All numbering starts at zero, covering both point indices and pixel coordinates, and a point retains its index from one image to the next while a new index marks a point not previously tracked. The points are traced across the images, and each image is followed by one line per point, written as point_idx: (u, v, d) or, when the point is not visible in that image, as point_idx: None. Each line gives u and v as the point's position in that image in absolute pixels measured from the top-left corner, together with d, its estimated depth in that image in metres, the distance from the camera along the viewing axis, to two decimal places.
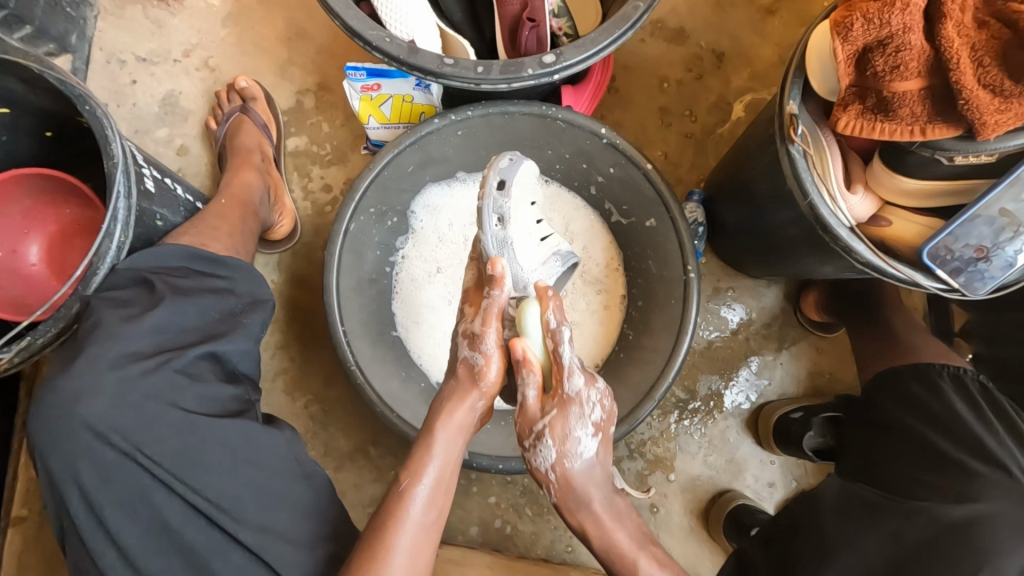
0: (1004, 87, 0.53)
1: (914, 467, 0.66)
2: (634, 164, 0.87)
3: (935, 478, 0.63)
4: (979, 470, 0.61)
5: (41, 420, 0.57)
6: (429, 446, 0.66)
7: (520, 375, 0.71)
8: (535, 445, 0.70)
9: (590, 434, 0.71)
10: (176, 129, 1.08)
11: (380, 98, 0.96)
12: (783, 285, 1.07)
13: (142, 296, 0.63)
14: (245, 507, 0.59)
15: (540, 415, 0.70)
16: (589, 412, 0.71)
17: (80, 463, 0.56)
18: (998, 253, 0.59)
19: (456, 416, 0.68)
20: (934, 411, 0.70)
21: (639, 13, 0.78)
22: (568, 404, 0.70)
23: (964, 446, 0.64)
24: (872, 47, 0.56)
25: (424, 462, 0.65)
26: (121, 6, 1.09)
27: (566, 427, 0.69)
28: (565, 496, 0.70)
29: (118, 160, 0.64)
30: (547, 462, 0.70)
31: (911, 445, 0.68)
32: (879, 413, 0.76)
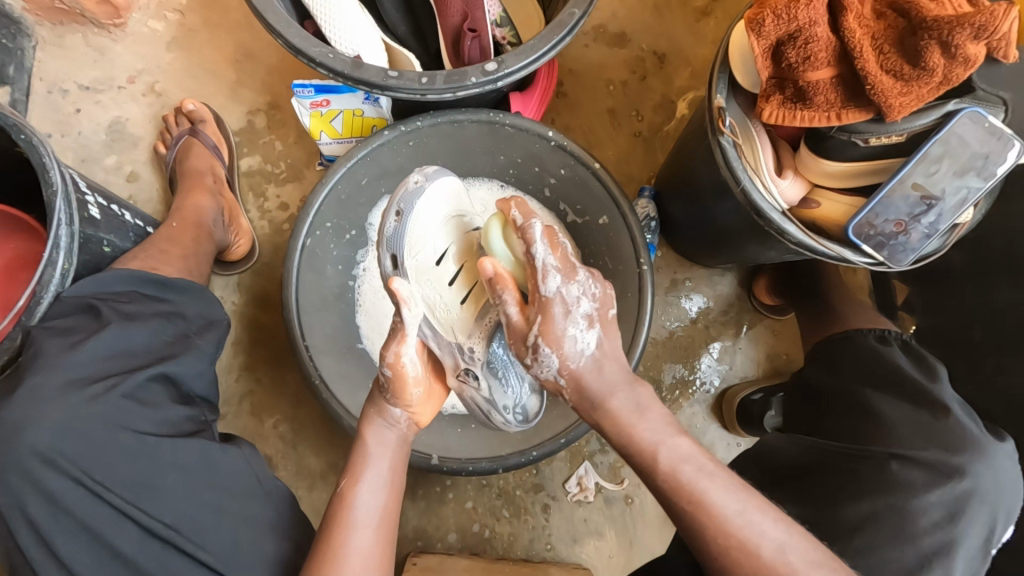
0: (905, 71, 0.57)
1: (847, 426, 0.70)
2: (582, 164, 0.91)
3: (865, 432, 0.67)
4: (897, 416, 0.66)
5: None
6: (363, 448, 0.65)
7: (496, 294, 0.63)
8: (536, 360, 0.61)
9: (586, 327, 0.60)
10: (125, 156, 1.07)
11: (330, 114, 0.97)
12: (736, 273, 1.11)
13: (88, 323, 0.62)
14: (203, 527, 0.58)
15: (527, 326, 0.61)
16: (577, 306, 0.60)
17: (30, 496, 0.55)
18: (915, 226, 0.64)
19: (381, 416, 0.68)
20: (863, 370, 0.74)
21: (575, 19, 0.81)
22: (546, 307, 0.60)
23: (887, 395, 0.68)
24: (784, 41, 0.60)
25: (360, 464, 0.64)
26: (60, 35, 1.07)
27: (555, 328, 0.59)
28: (581, 394, 0.60)
29: (58, 187, 0.63)
30: (552, 369, 0.60)
31: (847, 406, 0.72)
32: (816, 383, 0.80)
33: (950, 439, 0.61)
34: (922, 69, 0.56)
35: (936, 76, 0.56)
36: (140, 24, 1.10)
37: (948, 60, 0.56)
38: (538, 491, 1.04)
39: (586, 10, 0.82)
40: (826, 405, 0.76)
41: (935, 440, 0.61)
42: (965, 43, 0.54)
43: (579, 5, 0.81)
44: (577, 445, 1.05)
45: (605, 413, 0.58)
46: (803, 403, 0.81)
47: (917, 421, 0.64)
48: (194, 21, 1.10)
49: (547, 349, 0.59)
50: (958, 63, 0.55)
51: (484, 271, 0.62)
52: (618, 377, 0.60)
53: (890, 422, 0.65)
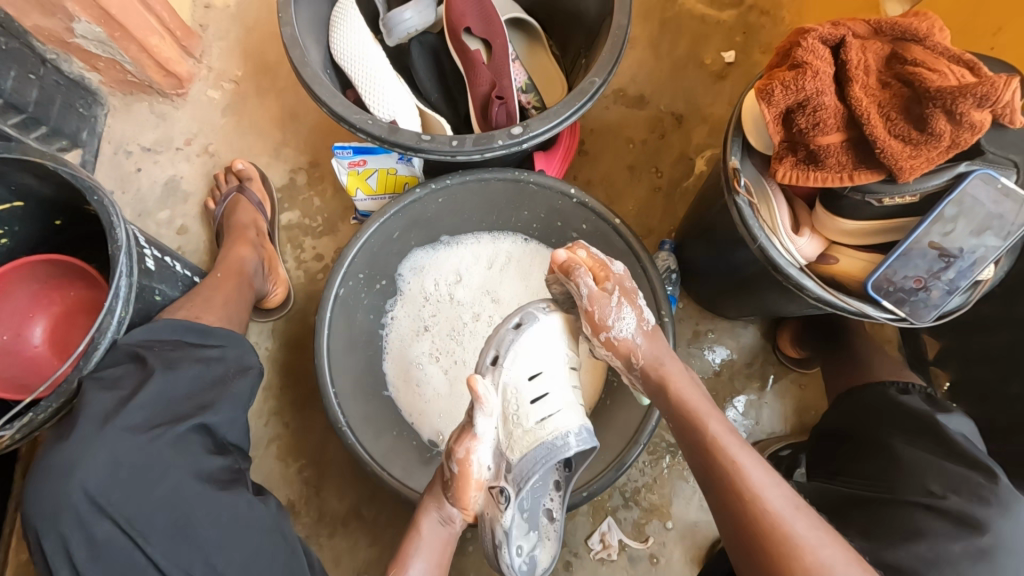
0: (913, 136, 0.60)
1: (868, 472, 0.69)
2: (603, 220, 0.94)
3: (887, 478, 0.66)
4: (921, 463, 0.64)
5: (35, 500, 0.59)
6: (415, 539, 0.75)
7: (570, 273, 0.74)
8: (607, 334, 0.73)
9: (631, 321, 0.72)
10: (177, 210, 1.15)
11: (366, 172, 1.04)
12: (759, 324, 1.11)
13: (136, 372, 0.67)
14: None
15: (605, 294, 0.73)
16: (636, 295, 0.74)
17: (72, 539, 0.58)
18: (935, 282, 0.65)
19: (436, 512, 0.76)
20: (883, 416, 0.73)
21: (596, 86, 0.87)
22: (623, 286, 0.74)
23: (909, 442, 0.68)
24: (794, 109, 0.63)
25: (410, 557, 0.74)
26: (129, 103, 1.19)
27: (626, 297, 0.73)
28: (650, 370, 0.71)
29: (122, 243, 0.70)
30: (621, 333, 0.72)
31: (868, 451, 0.71)
32: (836, 429, 0.80)
33: (977, 487, 0.59)
34: (930, 134, 0.59)
35: (943, 141, 0.59)
36: (199, 93, 1.21)
37: (954, 126, 0.58)
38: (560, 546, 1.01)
39: (606, 78, 0.87)
40: (847, 450, 0.75)
41: (960, 488, 0.60)
42: (969, 111, 0.57)
43: (600, 74, 0.87)
44: (600, 499, 1.03)
45: (659, 386, 0.68)
46: (821, 449, 0.81)
47: (939, 468, 0.63)
48: (248, 89, 1.21)
49: (623, 308, 0.72)
50: (964, 128, 0.58)
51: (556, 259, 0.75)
52: (664, 351, 0.72)
53: (913, 468, 0.64)
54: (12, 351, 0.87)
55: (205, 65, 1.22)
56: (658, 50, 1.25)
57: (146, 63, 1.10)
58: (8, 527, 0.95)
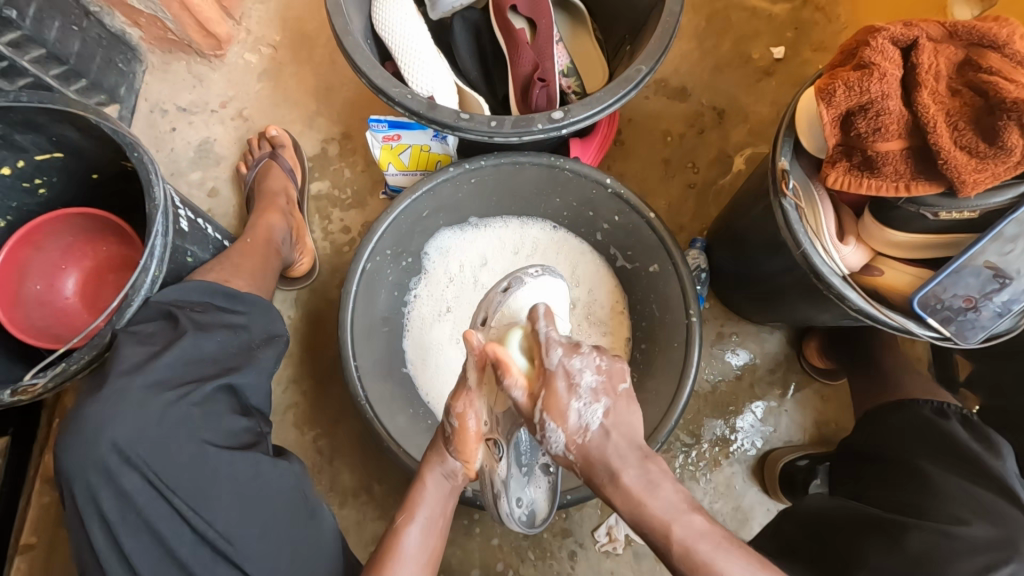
0: (980, 148, 0.57)
1: (897, 494, 0.68)
2: (637, 213, 0.92)
3: (913, 502, 0.65)
4: (949, 489, 0.63)
5: (65, 448, 0.60)
6: (420, 492, 0.70)
7: (501, 381, 0.60)
8: (545, 435, 0.57)
9: (591, 403, 0.56)
10: (208, 173, 1.16)
11: (399, 147, 1.03)
12: (785, 332, 1.09)
13: (167, 331, 0.67)
14: (250, 538, 0.61)
15: (533, 403, 0.58)
16: (581, 379, 0.57)
17: (100, 488, 0.59)
18: (986, 303, 0.62)
19: (440, 464, 0.70)
20: (915, 438, 0.72)
21: (642, 75, 0.84)
22: (551, 381, 0.57)
23: (943, 469, 0.66)
24: (855, 111, 0.61)
25: (415, 507, 0.69)
26: (167, 61, 1.19)
27: (560, 401, 0.56)
28: (591, 470, 0.57)
29: (159, 202, 0.70)
30: (559, 446, 0.57)
31: (896, 474, 0.70)
32: (863, 448, 0.78)
33: (1008, 519, 0.57)
34: (999, 148, 0.56)
35: (1013, 156, 0.56)
36: (237, 56, 1.20)
37: None
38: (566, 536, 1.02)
39: (654, 67, 0.85)
40: (874, 471, 0.74)
41: (988, 516, 0.59)
42: None
43: (647, 62, 0.84)
44: None
45: (617, 488, 0.55)
46: (849, 468, 0.80)
47: (968, 496, 0.61)
48: (285, 56, 1.20)
49: (552, 424, 0.56)
50: None
51: (481, 349, 0.61)
52: (626, 448, 0.56)
53: (943, 495, 0.63)
54: (43, 302, 0.87)
55: (244, 27, 1.21)
56: (705, 42, 1.21)
57: (187, 22, 1.09)
58: (33, 471, 0.98)
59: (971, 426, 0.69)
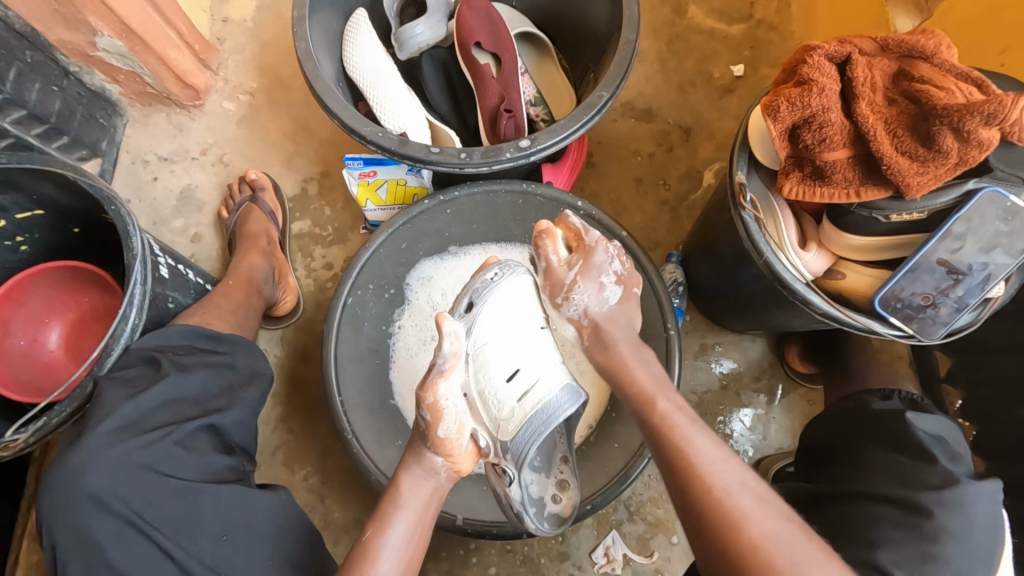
0: (920, 153, 0.60)
1: (838, 473, 0.70)
2: (610, 232, 0.94)
3: (847, 476, 0.68)
4: (879, 462, 0.66)
5: (49, 498, 0.60)
6: (391, 512, 0.65)
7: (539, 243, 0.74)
8: (567, 299, 0.72)
9: (614, 283, 0.72)
10: (191, 219, 1.18)
11: (376, 184, 1.05)
12: (766, 338, 1.11)
13: (149, 374, 0.68)
14: (240, 564, 0.61)
15: (567, 271, 0.72)
16: (609, 263, 0.73)
17: (83, 538, 0.58)
18: (943, 300, 0.65)
19: (418, 464, 0.68)
20: (857, 423, 0.73)
21: (603, 100, 0.88)
22: (590, 255, 0.72)
23: (879, 446, 0.68)
24: (800, 125, 0.63)
25: (392, 513, 0.65)
26: (147, 114, 1.22)
27: (592, 274, 0.72)
28: (596, 339, 0.71)
29: (138, 252, 0.71)
30: (577, 311, 0.72)
31: (840, 456, 0.72)
32: (818, 437, 0.79)
33: (920, 479, 0.61)
34: (937, 152, 0.59)
35: (951, 158, 0.59)
36: (215, 104, 1.23)
37: (962, 144, 0.58)
38: (564, 559, 1.01)
39: (614, 92, 0.88)
40: (825, 456, 0.75)
41: (903, 481, 0.61)
42: (976, 129, 0.57)
43: (607, 88, 0.88)
44: (604, 512, 1.02)
45: (615, 355, 0.69)
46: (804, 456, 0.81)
47: (893, 466, 0.64)
48: (262, 101, 1.24)
49: (579, 285, 0.71)
50: (972, 146, 0.58)
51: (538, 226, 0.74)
52: (626, 331, 0.71)
53: (870, 467, 0.66)
54: (27, 355, 0.88)
55: (221, 77, 1.24)
56: (667, 65, 1.25)
57: (165, 76, 1.13)
58: (20, 530, 0.97)
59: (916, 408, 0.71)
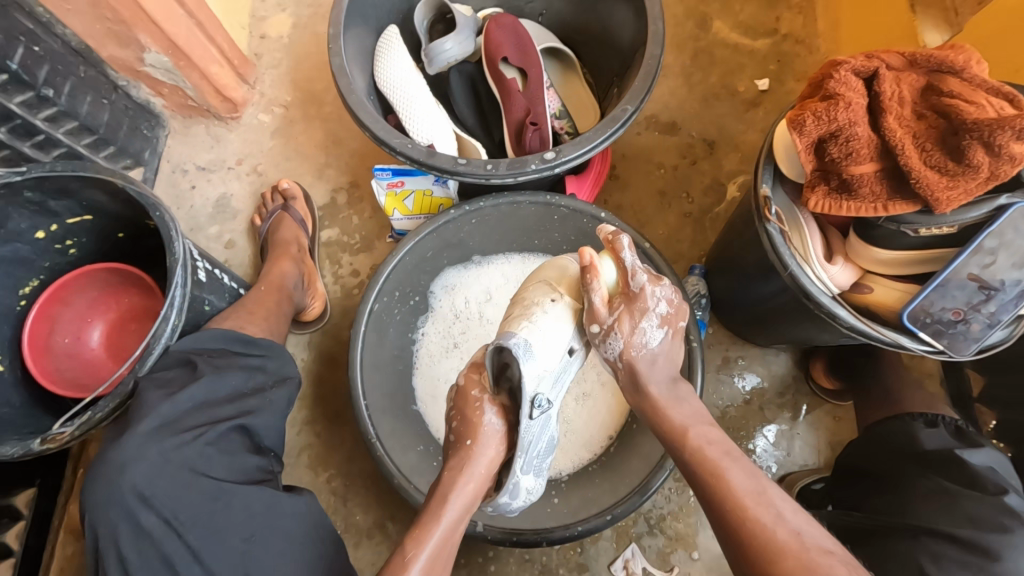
0: (949, 167, 0.59)
1: (883, 495, 0.71)
2: (633, 243, 0.95)
3: (906, 507, 0.67)
4: (943, 495, 0.65)
5: (94, 491, 0.63)
6: (438, 513, 0.65)
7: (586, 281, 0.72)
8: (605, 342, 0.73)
9: (657, 325, 0.73)
10: (225, 226, 1.22)
11: (403, 193, 1.08)
12: (792, 353, 1.09)
13: (185, 375, 0.71)
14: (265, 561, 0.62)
15: (609, 313, 0.72)
16: (656, 306, 0.72)
17: (123, 528, 0.61)
18: (974, 315, 0.64)
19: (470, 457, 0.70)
20: (908, 453, 0.72)
21: (627, 114, 0.89)
22: (634, 301, 0.72)
23: (928, 470, 0.69)
24: (826, 139, 0.64)
25: (453, 483, 0.68)
26: (187, 125, 1.28)
27: (633, 319, 0.71)
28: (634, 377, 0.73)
29: (179, 257, 0.74)
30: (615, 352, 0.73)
31: (896, 486, 0.71)
32: (861, 463, 0.79)
33: (984, 518, 0.61)
34: (967, 166, 0.58)
35: (982, 173, 0.58)
36: (251, 116, 1.29)
37: (993, 158, 0.58)
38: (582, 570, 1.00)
39: (639, 106, 0.89)
40: (872, 484, 0.75)
41: (966, 520, 0.62)
42: (1008, 144, 0.56)
43: (632, 102, 0.89)
44: (624, 524, 1.02)
45: (648, 398, 0.72)
46: (842, 473, 0.83)
47: (952, 503, 0.64)
48: (295, 113, 1.28)
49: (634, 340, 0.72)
50: (1004, 160, 0.58)
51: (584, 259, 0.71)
52: (664, 371, 0.73)
53: (930, 504, 0.65)
54: (71, 353, 0.92)
55: (257, 91, 1.30)
56: (692, 78, 1.26)
57: (206, 89, 1.18)
58: (57, 523, 1.01)
59: (963, 437, 0.70)
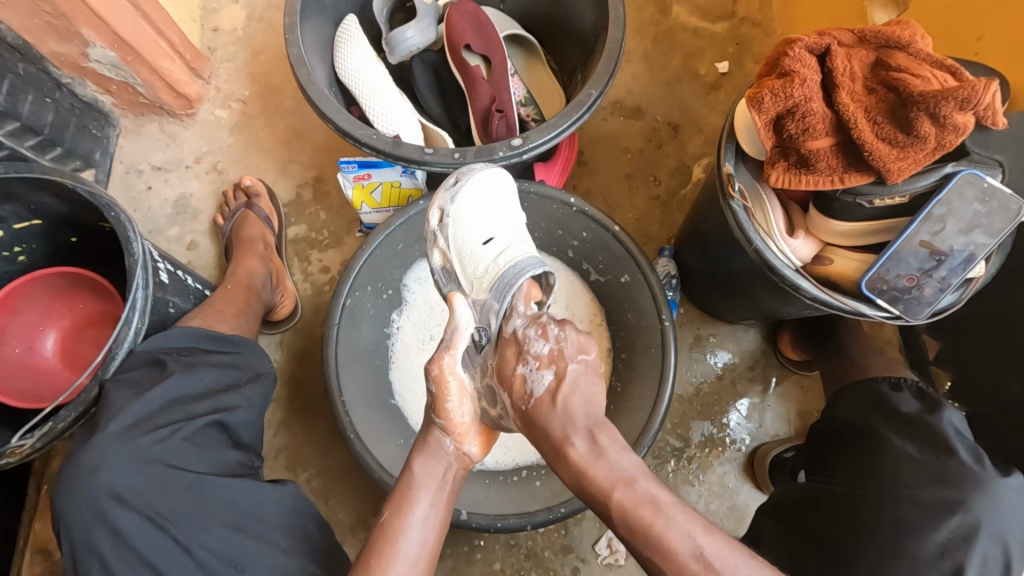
0: (899, 138, 0.62)
1: (855, 467, 0.70)
2: (603, 228, 0.96)
3: (874, 469, 0.67)
4: (912, 455, 0.65)
5: (66, 497, 0.60)
6: (403, 508, 0.64)
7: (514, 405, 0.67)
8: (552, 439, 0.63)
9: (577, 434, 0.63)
10: (186, 227, 1.19)
11: (370, 186, 1.07)
12: (760, 328, 1.13)
13: (154, 374, 0.69)
14: (259, 555, 0.62)
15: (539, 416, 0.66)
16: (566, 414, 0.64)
17: (101, 533, 0.59)
18: (927, 281, 0.67)
19: (430, 449, 0.69)
20: (875, 415, 0.73)
21: (592, 98, 0.89)
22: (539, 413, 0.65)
23: (898, 436, 0.68)
24: (784, 115, 0.65)
25: (410, 493, 0.65)
26: (140, 124, 1.23)
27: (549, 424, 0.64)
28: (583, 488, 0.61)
29: (138, 258, 0.71)
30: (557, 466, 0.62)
31: (864, 449, 0.71)
32: (829, 430, 0.79)
33: (951, 472, 0.62)
34: (915, 137, 0.61)
35: (929, 143, 0.61)
36: (208, 113, 1.24)
37: (939, 128, 0.60)
38: (568, 552, 1.02)
39: (602, 90, 0.90)
40: (839, 451, 0.75)
41: (933, 477, 0.62)
42: (952, 114, 0.59)
43: (595, 86, 0.89)
44: None
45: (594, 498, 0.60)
46: (813, 443, 0.82)
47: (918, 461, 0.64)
48: (254, 109, 1.25)
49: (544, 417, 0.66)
50: (949, 130, 0.60)
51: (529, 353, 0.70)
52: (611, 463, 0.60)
53: (899, 462, 0.66)
54: (23, 364, 0.88)
55: (213, 85, 1.25)
56: (653, 63, 1.28)
57: (157, 85, 1.14)
58: (23, 542, 0.97)
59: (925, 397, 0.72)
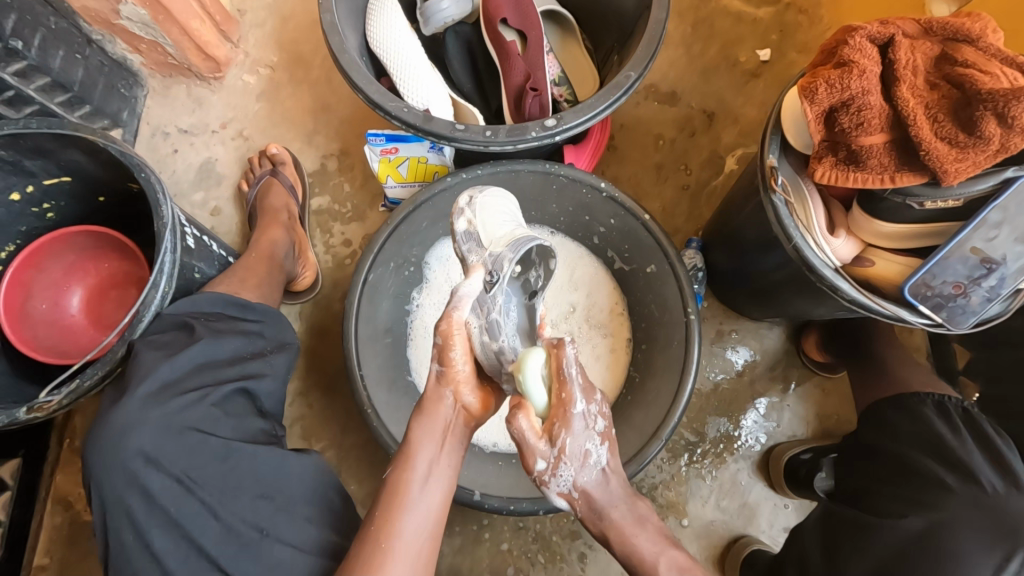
0: (960, 138, 0.59)
1: (897, 494, 0.70)
2: (632, 216, 0.93)
3: (918, 499, 0.67)
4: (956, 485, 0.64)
5: (96, 453, 0.61)
6: (408, 463, 0.62)
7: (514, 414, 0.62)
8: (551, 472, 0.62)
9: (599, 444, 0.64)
10: (210, 193, 1.18)
11: (397, 160, 1.05)
12: (784, 327, 1.11)
13: (180, 339, 0.69)
14: (283, 522, 0.62)
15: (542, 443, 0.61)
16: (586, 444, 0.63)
17: (132, 491, 0.60)
18: (975, 289, 0.64)
19: (431, 412, 0.65)
20: (917, 440, 0.72)
21: (631, 81, 0.86)
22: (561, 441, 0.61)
23: (943, 463, 0.67)
24: (837, 108, 0.62)
25: (412, 453, 0.63)
26: (167, 85, 1.22)
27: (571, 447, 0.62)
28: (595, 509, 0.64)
29: (167, 222, 0.71)
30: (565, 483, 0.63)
31: (905, 476, 0.70)
32: (868, 450, 0.78)
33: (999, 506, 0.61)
34: (978, 137, 0.58)
35: (992, 144, 0.58)
36: (235, 78, 1.23)
37: (1004, 130, 0.57)
38: (575, 538, 1.02)
39: (642, 73, 0.87)
40: (879, 473, 0.74)
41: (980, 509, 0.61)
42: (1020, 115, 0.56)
43: (635, 69, 0.86)
44: None
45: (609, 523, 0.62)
46: (848, 461, 0.81)
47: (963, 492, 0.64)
48: (282, 76, 1.23)
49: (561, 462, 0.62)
50: (1015, 132, 0.57)
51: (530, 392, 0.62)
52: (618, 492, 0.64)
53: (943, 494, 0.65)
54: (50, 320, 0.88)
55: (241, 50, 1.24)
56: (692, 48, 1.23)
57: (186, 46, 1.12)
58: (44, 492, 1.00)
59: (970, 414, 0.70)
